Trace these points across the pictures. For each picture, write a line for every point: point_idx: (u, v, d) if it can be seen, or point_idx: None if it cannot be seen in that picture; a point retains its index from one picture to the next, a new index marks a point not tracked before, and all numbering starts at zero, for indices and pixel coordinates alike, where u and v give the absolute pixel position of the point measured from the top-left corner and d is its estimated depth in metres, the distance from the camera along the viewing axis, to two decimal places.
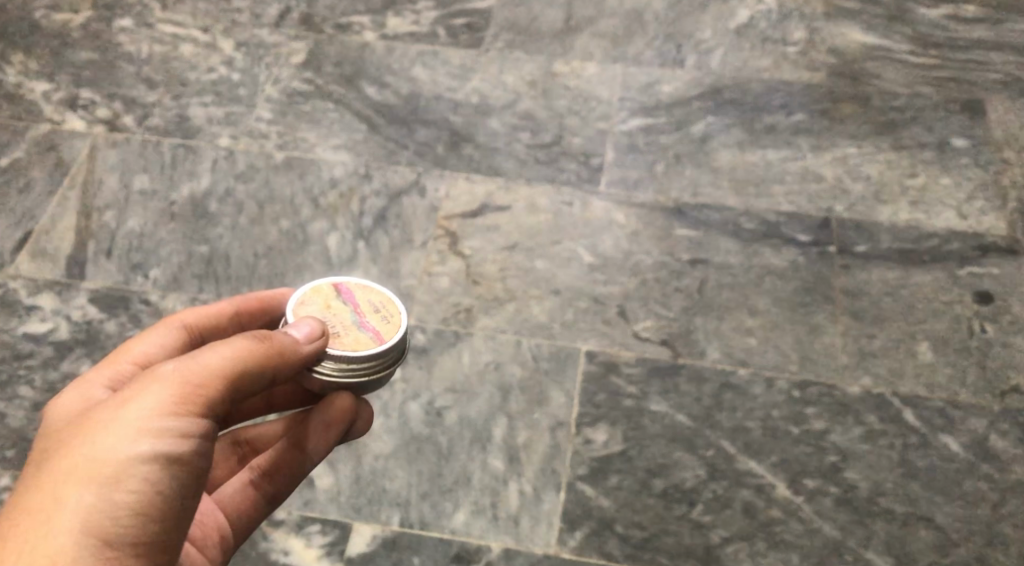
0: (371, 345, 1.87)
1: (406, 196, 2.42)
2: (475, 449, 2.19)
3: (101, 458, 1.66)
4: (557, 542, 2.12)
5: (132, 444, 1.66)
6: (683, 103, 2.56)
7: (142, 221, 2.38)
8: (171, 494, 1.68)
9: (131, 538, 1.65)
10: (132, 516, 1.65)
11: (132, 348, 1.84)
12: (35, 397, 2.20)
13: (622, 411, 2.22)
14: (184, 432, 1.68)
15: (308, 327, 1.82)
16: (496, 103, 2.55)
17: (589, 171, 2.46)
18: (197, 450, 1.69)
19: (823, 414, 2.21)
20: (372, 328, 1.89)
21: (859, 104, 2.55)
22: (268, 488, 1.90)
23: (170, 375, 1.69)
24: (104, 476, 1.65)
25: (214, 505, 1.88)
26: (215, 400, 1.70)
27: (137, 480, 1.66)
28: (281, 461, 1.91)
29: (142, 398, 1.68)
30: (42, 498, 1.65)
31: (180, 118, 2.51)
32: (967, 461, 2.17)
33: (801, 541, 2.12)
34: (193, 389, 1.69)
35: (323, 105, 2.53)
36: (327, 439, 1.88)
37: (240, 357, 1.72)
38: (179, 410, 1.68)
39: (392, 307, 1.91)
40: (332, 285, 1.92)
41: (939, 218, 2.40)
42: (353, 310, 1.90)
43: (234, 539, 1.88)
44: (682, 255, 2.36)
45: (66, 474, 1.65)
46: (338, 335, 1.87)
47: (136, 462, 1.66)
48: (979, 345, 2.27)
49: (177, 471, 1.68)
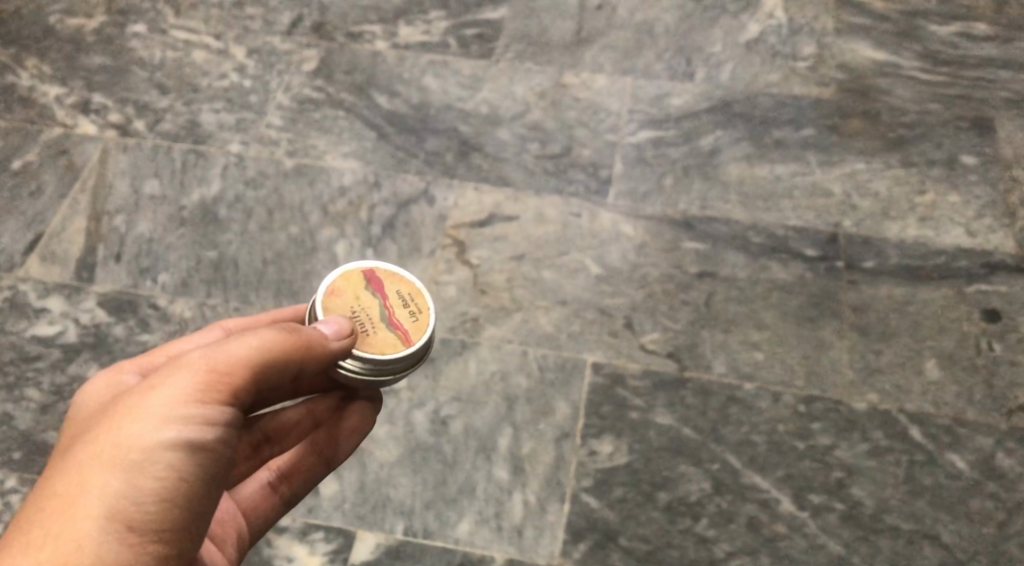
0: (399, 346, 1.89)
1: (415, 205, 2.42)
2: (481, 459, 2.21)
3: (126, 444, 1.70)
4: (561, 553, 2.15)
5: (158, 430, 1.71)
6: (692, 116, 2.55)
7: (152, 225, 2.39)
8: (195, 481, 1.72)
9: (155, 523, 1.70)
10: (156, 502, 1.70)
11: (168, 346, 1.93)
12: (43, 399, 2.23)
13: (628, 423, 2.24)
14: (209, 420, 1.73)
15: (336, 324, 1.85)
16: (506, 114, 2.55)
17: (598, 182, 2.47)
18: (222, 438, 1.74)
19: (829, 429, 2.23)
20: (400, 325, 1.91)
21: (868, 119, 2.55)
22: (285, 490, 1.98)
23: (197, 363, 1.74)
24: (129, 461, 1.70)
25: (232, 503, 1.96)
26: (241, 389, 1.76)
27: (162, 466, 1.71)
28: (299, 466, 1.99)
29: (166, 386, 1.73)
30: (68, 483, 1.69)
31: (192, 123, 2.51)
32: (974, 479, 2.19)
33: (805, 556, 2.15)
34: (219, 377, 1.74)
35: (334, 112, 2.53)
36: (349, 449, 2.00)
37: (266, 348, 1.77)
38: (205, 397, 1.73)
39: (420, 300, 1.93)
40: (362, 273, 1.94)
41: (948, 235, 2.40)
42: (382, 302, 1.92)
43: (248, 537, 1.96)
44: (690, 268, 2.37)
45: (92, 460, 1.70)
46: (367, 333, 1.89)
47: (161, 447, 1.71)
48: (987, 363, 2.28)
49: (201, 458, 1.73)
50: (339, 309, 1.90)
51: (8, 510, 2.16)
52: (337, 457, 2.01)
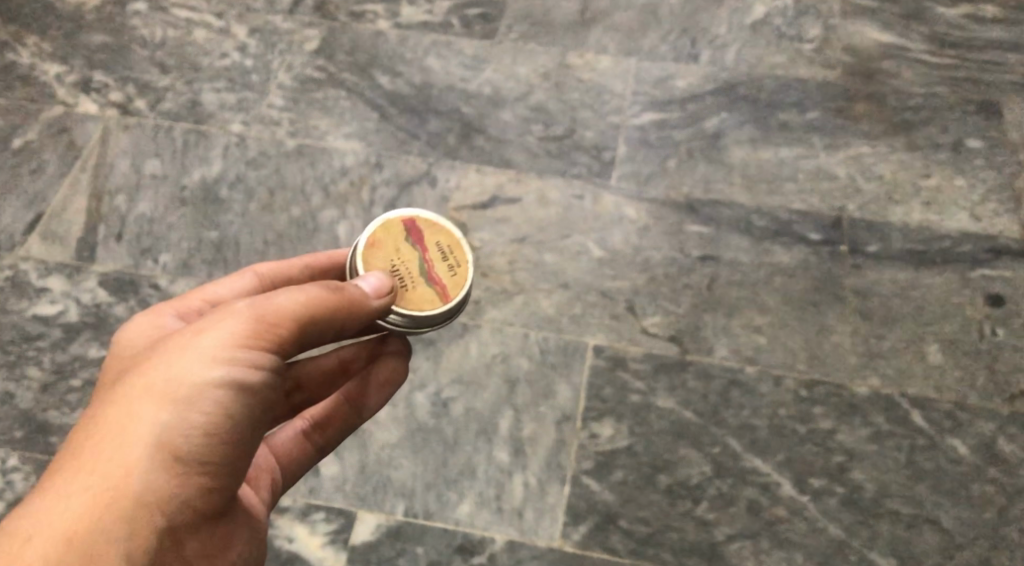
0: (437, 302, 1.95)
1: (417, 186, 2.41)
2: (482, 441, 2.22)
3: (176, 380, 1.78)
4: (561, 535, 2.17)
5: (207, 369, 1.78)
6: (696, 98, 2.52)
7: (153, 206, 2.38)
8: (240, 420, 1.79)
9: (200, 456, 1.77)
10: (202, 436, 1.77)
11: (205, 289, 1.97)
12: (45, 378, 2.24)
13: (629, 406, 2.24)
14: (256, 363, 1.80)
15: (376, 282, 1.91)
16: (509, 95, 2.52)
17: (601, 164, 2.45)
18: (267, 381, 1.81)
19: (831, 413, 2.24)
20: (439, 280, 1.96)
21: (874, 103, 2.52)
22: (319, 439, 2.03)
23: (246, 310, 1.81)
24: (178, 395, 1.77)
25: (268, 451, 2.00)
26: (286, 338, 1.81)
27: (209, 402, 1.78)
28: (333, 415, 2.04)
29: (217, 328, 1.80)
30: (119, 411, 1.77)
31: (193, 103, 2.49)
32: (974, 463, 2.20)
33: (805, 540, 2.16)
34: (266, 326, 1.80)
35: (335, 93, 2.51)
36: (382, 401, 2.05)
37: (311, 303, 1.83)
38: (252, 342, 1.80)
39: (459, 254, 1.98)
40: (402, 223, 1.98)
41: (953, 220, 2.40)
42: (421, 256, 1.97)
43: (283, 483, 2.00)
44: (693, 251, 2.36)
45: (143, 391, 1.78)
46: (406, 287, 1.95)
47: (209, 385, 1.78)
48: (989, 348, 2.28)
49: (247, 398, 1.80)
50: (378, 261, 1.96)
51: (9, 488, 2.18)
52: (369, 408, 2.05)
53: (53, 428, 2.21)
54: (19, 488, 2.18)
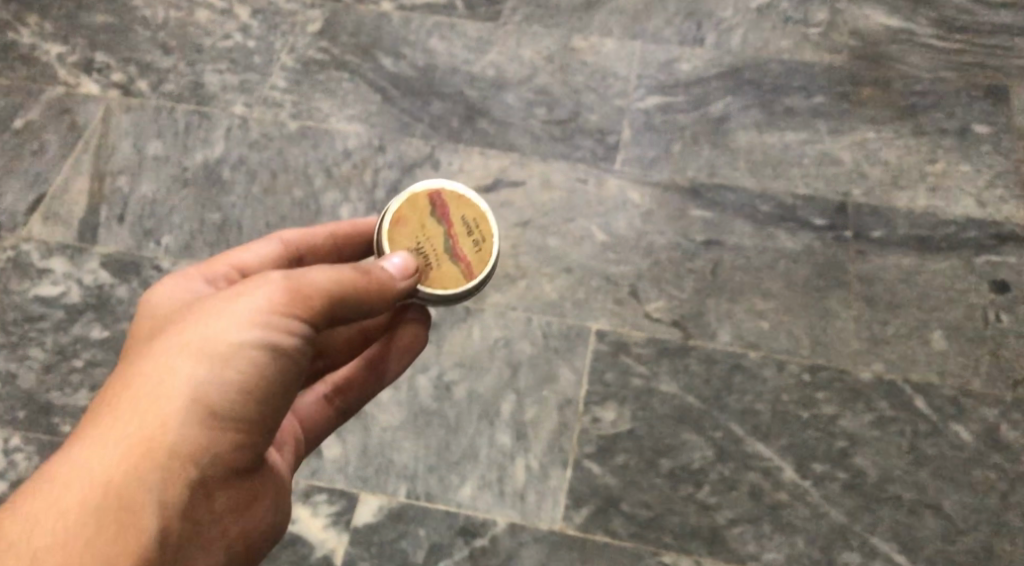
0: (461, 280, 1.97)
1: (419, 169, 2.41)
2: (484, 424, 2.22)
3: (211, 339, 1.77)
4: (562, 518, 2.16)
5: (242, 331, 1.77)
6: (701, 81, 2.51)
7: (155, 187, 2.38)
8: (273, 382, 1.78)
9: (233, 413, 1.77)
10: (236, 394, 1.76)
11: (233, 254, 1.96)
12: (47, 359, 2.24)
13: (631, 390, 2.24)
14: (289, 327, 1.78)
15: (403, 262, 1.92)
16: (512, 78, 2.51)
17: (605, 148, 2.44)
18: (300, 344, 1.80)
19: (834, 398, 2.23)
20: (463, 257, 1.97)
21: (880, 87, 2.51)
22: (340, 402, 2.02)
23: (281, 279, 1.79)
24: (214, 353, 1.76)
25: (290, 416, 1.99)
26: (319, 309, 1.80)
27: (244, 362, 1.77)
28: (353, 379, 2.02)
29: (254, 291, 1.78)
30: (155, 365, 1.76)
31: (195, 84, 2.49)
32: (977, 450, 2.20)
33: (807, 524, 2.16)
34: (301, 295, 1.79)
35: (338, 74, 2.50)
36: (402, 367, 2.04)
37: (344, 278, 1.82)
38: (286, 310, 1.78)
39: (484, 229, 1.99)
40: (427, 197, 1.98)
41: (958, 205, 2.39)
42: (446, 232, 1.97)
43: (305, 449, 1.99)
44: (696, 236, 2.35)
45: (178, 349, 1.77)
46: (431, 265, 1.96)
47: (243, 346, 1.77)
48: (994, 334, 2.27)
49: (280, 361, 1.78)
50: (403, 239, 1.97)
51: (11, 468, 2.18)
52: (389, 373, 2.03)
53: (56, 409, 2.21)
54: (21, 467, 2.18)
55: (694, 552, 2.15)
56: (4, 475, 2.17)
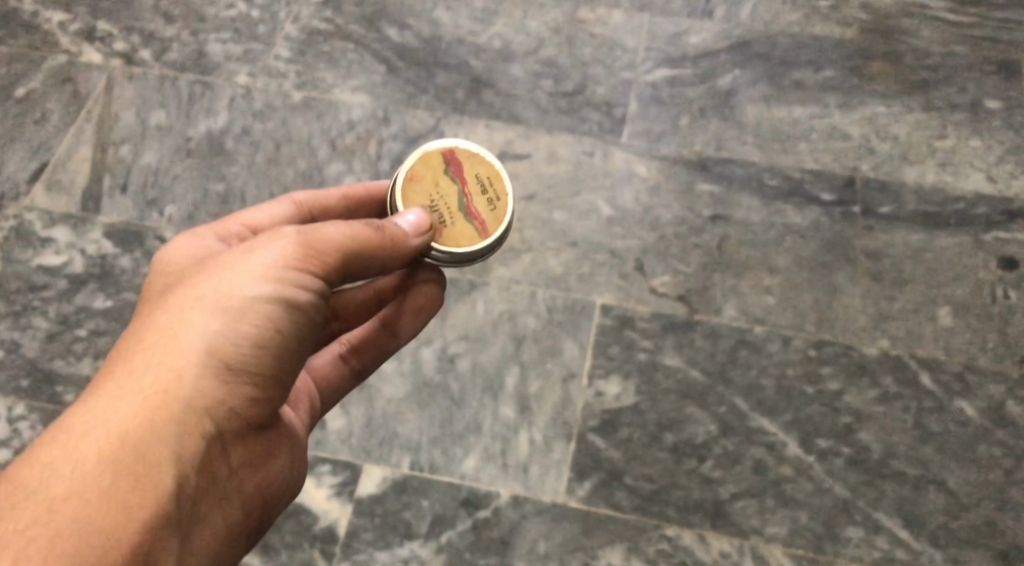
0: (476, 238, 1.92)
1: (424, 141, 2.40)
2: (487, 397, 2.21)
3: (226, 293, 1.76)
4: (566, 491, 2.16)
5: (257, 285, 1.77)
6: (709, 55, 2.49)
7: (159, 157, 2.37)
8: (287, 336, 1.79)
9: (249, 366, 1.77)
10: (251, 347, 1.77)
11: (244, 213, 1.95)
12: (50, 328, 2.24)
13: (636, 364, 2.23)
14: (304, 283, 1.78)
15: (417, 218, 1.88)
16: (518, 49, 2.49)
17: (612, 121, 2.42)
18: (315, 300, 1.80)
19: (839, 374, 2.22)
20: (478, 215, 1.93)
21: (891, 62, 2.49)
22: (355, 362, 2.03)
23: (294, 235, 1.79)
24: (229, 307, 1.76)
25: (307, 376, 2.00)
26: (333, 265, 1.80)
27: (258, 316, 1.77)
28: (369, 339, 2.02)
29: (268, 245, 1.78)
30: (169, 318, 1.76)
31: (198, 54, 2.47)
32: (982, 426, 2.19)
33: (810, 499, 2.15)
34: (315, 251, 1.79)
35: (343, 45, 2.48)
36: (417, 327, 2.01)
37: (357, 235, 1.81)
38: (300, 265, 1.78)
39: (499, 186, 1.94)
40: (442, 155, 1.94)
41: (968, 181, 2.37)
42: (461, 190, 1.93)
43: (320, 409, 2.01)
44: (703, 211, 2.34)
45: (193, 301, 1.76)
46: (446, 223, 1.92)
47: (258, 300, 1.76)
48: (1001, 311, 2.26)
49: (294, 316, 1.79)
50: (418, 196, 1.92)
51: (15, 437, 2.18)
52: (404, 334, 2.02)
53: (59, 378, 2.21)
54: (25, 436, 2.18)
55: (697, 525, 2.14)
56: (8, 444, 2.17)
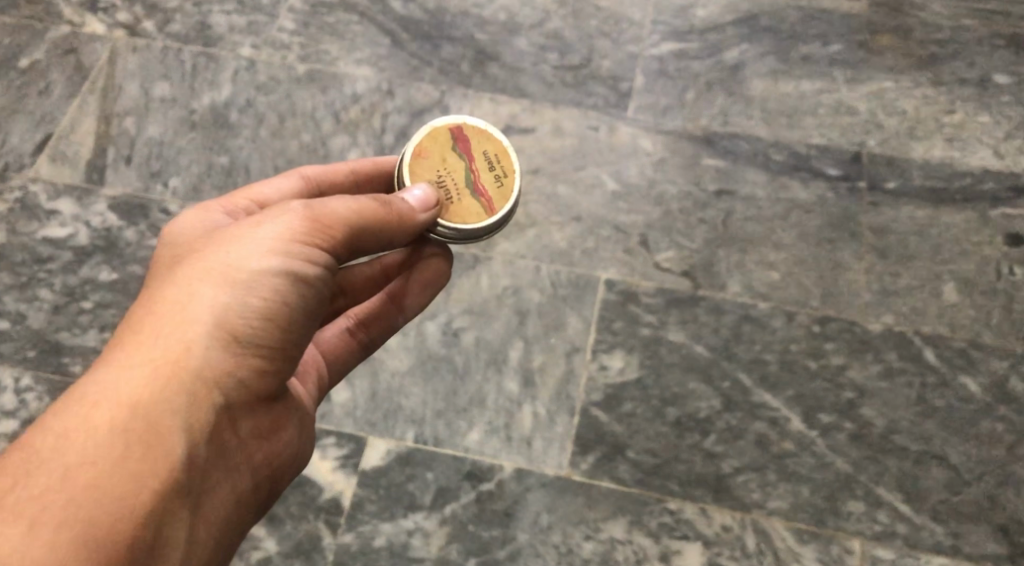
0: (483, 215, 1.93)
1: (428, 114, 2.39)
2: (491, 370, 2.22)
3: (235, 265, 1.77)
4: (569, 465, 2.16)
5: (265, 258, 1.77)
6: (716, 29, 2.48)
7: (163, 129, 2.37)
8: (295, 309, 1.79)
9: (257, 338, 1.77)
10: (260, 320, 1.77)
11: (252, 189, 1.95)
12: (56, 300, 2.24)
13: (639, 339, 2.23)
14: (312, 257, 1.79)
15: (424, 194, 1.90)
16: (524, 22, 2.48)
17: (617, 95, 2.41)
18: (323, 274, 1.81)
19: (843, 349, 2.22)
20: (485, 192, 1.94)
21: (900, 36, 2.47)
22: (363, 336, 2.03)
23: (301, 209, 1.80)
24: (237, 280, 1.77)
25: (315, 348, 2.00)
26: (341, 240, 1.81)
27: (267, 289, 1.77)
28: (376, 313, 2.03)
29: (276, 219, 1.79)
30: (178, 291, 1.77)
31: (202, 25, 2.47)
32: (985, 401, 2.19)
33: (813, 474, 2.15)
34: (322, 225, 1.80)
35: (347, 17, 2.48)
36: (423, 301, 2.02)
37: (364, 210, 1.82)
38: (308, 239, 1.79)
39: (506, 164, 1.95)
40: (450, 131, 1.95)
41: (975, 156, 2.36)
42: (468, 166, 1.94)
43: (328, 382, 2.01)
44: (708, 185, 2.33)
45: (202, 274, 1.77)
46: (452, 199, 1.93)
47: (266, 273, 1.77)
48: (1006, 287, 2.26)
49: (302, 290, 1.79)
50: (424, 171, 1.94)
51: (22, 407, 2.18)
52: (410, 308, 2.03)
53: (64, 349, 2.21)
54: (31, 406, 2.19)
55: (699, 499, 2.14)
56: (15, 415, 2.18)
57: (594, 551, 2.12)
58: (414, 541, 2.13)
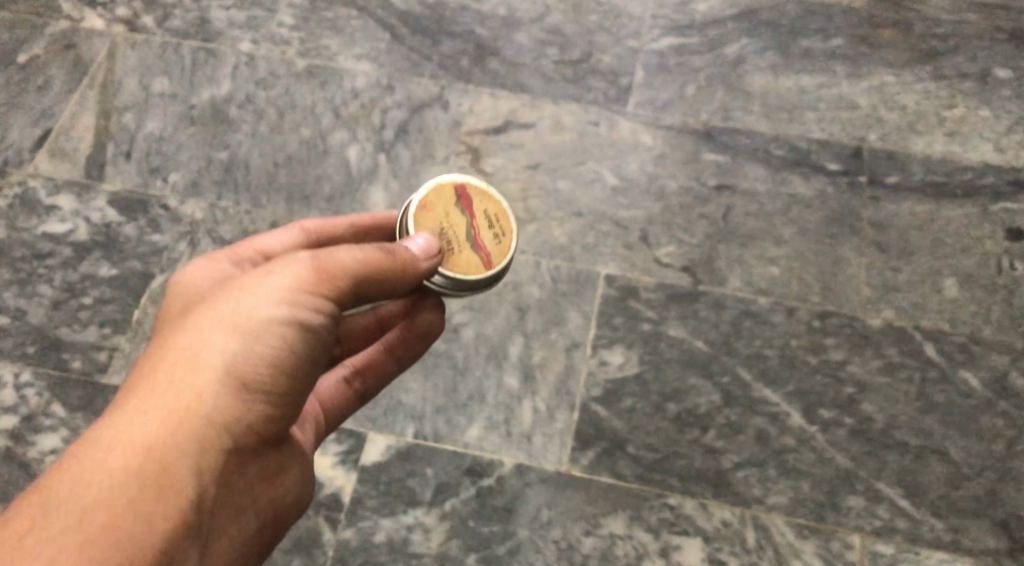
0: (482, 269, 1.92)
1: (428, 109, 2.39)
2: (491, 366, 2.21)
3: (243, 314, 1.74)
4: (569, 460, 2.16)
5: (273, 308, 1.74)
6: (716, 23, 2.48)
7: (162, 124, 2.37)
8: (301, 358, 1.76)
9: (265, 387, 1.75)
10: (268, 369, 1.74)
11: (255, 241, 1.92)
12: (55, 295, 2.24)
13: (640, 334, 2.23)
14: (318, 307, 1.76)
15: (427, 243, 1.87)
16: (524, 17, 2.49)
17: (617, 90, 2.41)
18: (328, 324, 1.77)
19: (843, 345, 2.22)
20: (484, 246, 1.93)
21: (900, 30, 2.47)
22: (359, 385, 1.99)
23: (308, 258, 1.77)
24: (246, 328, 1.74)
25: (313, 398, 1.96)
26: (346, 290, 1.77)
27: (275, 338, 1.74)
28: (373, 362, 2.00)
29: (284, 269, 1.76)
30: (189, 337, 1.74)
31: (201, 20, 2.48)
32: (985, 396, 2.18)
33: (813, 470, 2.15)
34: (329, 275, 1.76)
35: (347, 12, 2.48)
36: (420, 350, 2.00)
37: (370, 260, 1.78)
38: (315, 289, 1.76)
39: (504, 223, 1.96)
40: (452, 187, 1.94)
41: (976, 151, 2.35)
42: (469, 221, 1.93)
43: (325, 429, 1.97)
44: (708, 180, 2.33)
45: (212, 323, 1.74)
46: (452, 252, 1.91)
47: (274, 323, 1.74)
48: (1007, 282, 2.25)
49: (308, 338, 1.76)
50: (427, 224, 1.91)
51: (24, 403, 2.17)
52: (408, 357, 2.00)
53: (63, 345, 2.20)
54: (31, 402, 2.17)
55: (699, 494, 2.14)
56: (15, 411, 2.16)
57: (594, 547, 2.12)
58: (414, 537, 2.12)
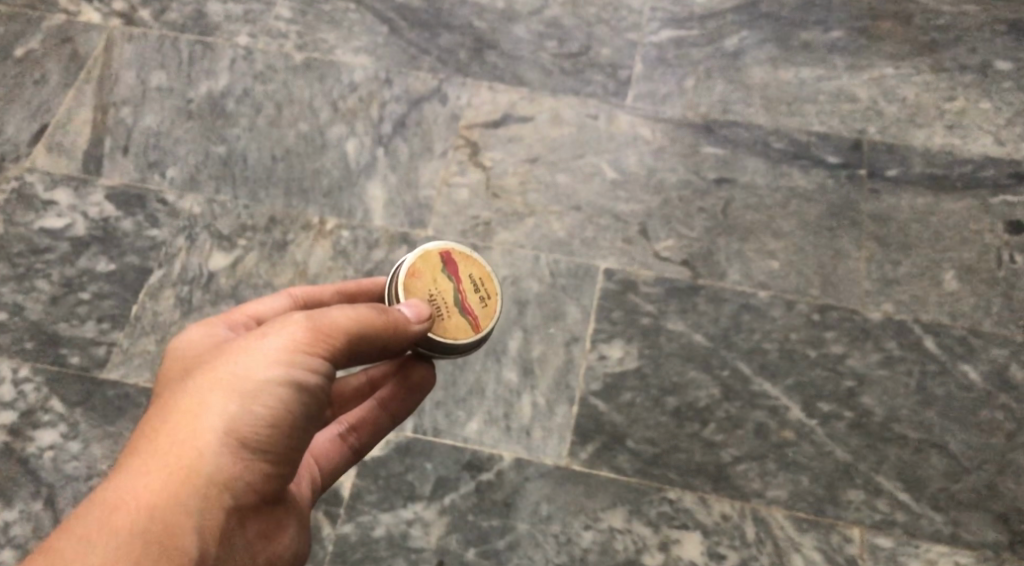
0: (470, 332, 1.89)
1: (426, 103, 2.38)
2: (490, 361, 2.21)
3: (240, 375, 1.75)
4: (568, 454, 2.16)
5: (269, 369, 1.75)
6: (715, 15, 2.47)
7: (159, 119, 2.36)
8: (298, 417, 1.77)
9: (263, 446, 1.75)
10: (265, 428, 1.75)
11: (246, 306, 1.92)
12: (54, 291, 2.23)
13: (639, 328, 2.22)
14: (314, 366, 1.77)
15: (417, 308, 1.85)
16: (522, 10, 2.47)
17: (616, 83, 2.41)
18: (323, 383, 1.78)
19: (843, 338, 2.21)
20: (472, 310, 1.90)
21: (900, 21, 2.46)
22: (354, 440, 1.97)
23: (303, 319, 1.78)
24: (244, 389, 1.75)
25: (308, 454, 1.94)
26: (341, 349, 1.78)
27: (272, 398, 1.75)
28: (367, 418, 1.98)
29: (279, 330, 1.77)
30: (188, 400, 1.75)
31: (198, 14, 2.47)
32: (985, 390, 2.18)
33: (812, 463, 2.14)
34: (324, 335, 1.77)
35: (345, 5, 2.47)
36: (414, 403, 1.98)
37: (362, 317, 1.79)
38: (310, 349, 1.77)
39: (490, 285, 1.92)
40: (439, 253, 1.91)
41: (975, 143, 2.35)
42: (456, 287, 1.90)
43: (320, 485, 1.95)
44: (707, 173, 2.33)
45: (210, 384, 1.75)
46: (441, 317, 1.89)
47: (271, 383, 1.75)
48: (1007, 275, 2.25)
49: (304, 397, 1.77)
50: (416, 290, 1.89)
51: (20, 398, 2.16)
52: (401, 411, 1.99)
53: (62, 340, 2.20)
54: (30, 397, 2.16)
55: (699, 488, 2.14)
56: (13, 406, 2.16)
57: (594, 540, 2.11)
58: (413, 532, 2.12)
